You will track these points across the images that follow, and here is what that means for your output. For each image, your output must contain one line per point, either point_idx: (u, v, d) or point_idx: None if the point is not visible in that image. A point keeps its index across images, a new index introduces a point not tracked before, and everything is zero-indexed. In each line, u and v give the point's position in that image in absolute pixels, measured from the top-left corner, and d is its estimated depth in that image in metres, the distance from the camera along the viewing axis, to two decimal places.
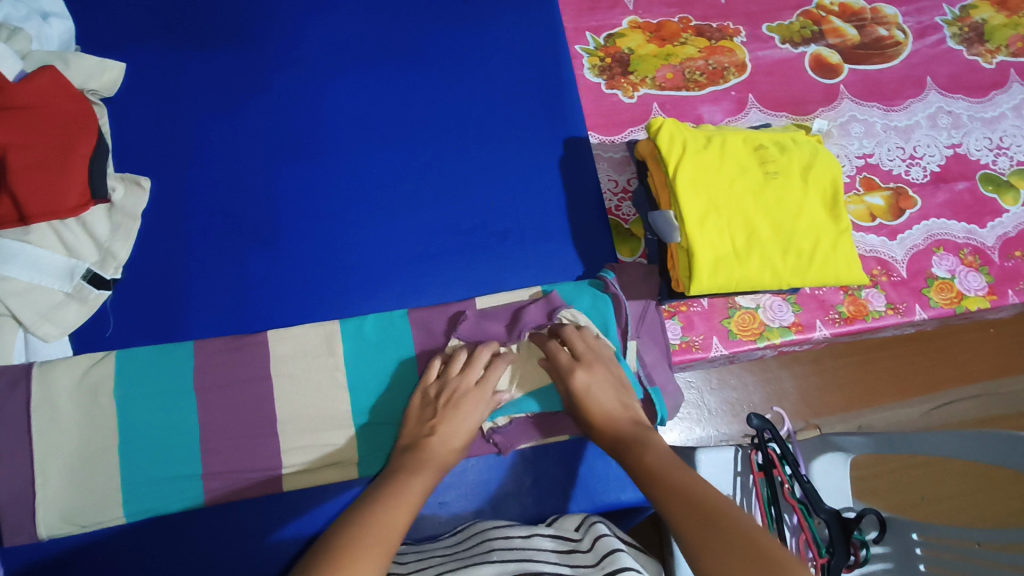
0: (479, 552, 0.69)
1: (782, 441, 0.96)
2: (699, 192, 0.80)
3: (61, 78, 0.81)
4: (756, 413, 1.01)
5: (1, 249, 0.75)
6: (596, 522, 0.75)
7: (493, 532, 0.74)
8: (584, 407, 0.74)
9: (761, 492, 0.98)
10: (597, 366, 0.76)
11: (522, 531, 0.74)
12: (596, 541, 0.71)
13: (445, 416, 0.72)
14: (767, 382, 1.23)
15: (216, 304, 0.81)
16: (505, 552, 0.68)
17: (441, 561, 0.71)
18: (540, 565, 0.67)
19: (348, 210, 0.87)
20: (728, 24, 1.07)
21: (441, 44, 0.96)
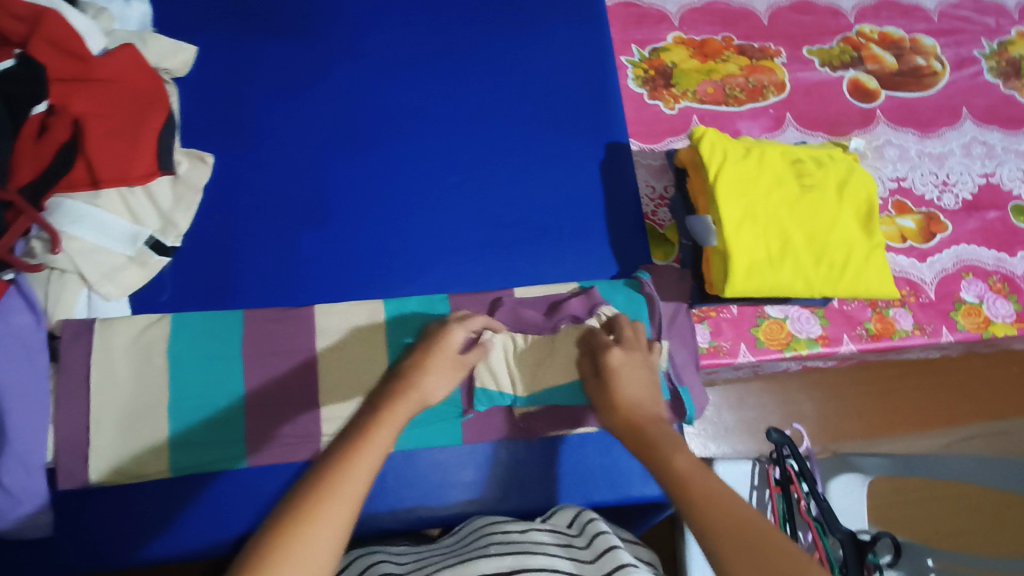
0: (478, 549, 0.71)
1: (799, 458, 1.03)
2: (738, 199, 0.82)
3: (139, 56, 0.87)
4: (776, 429, 1.07)
5: (72, 211, 0.80)
6: (589, 520, 0.76)
7: (490, 530, 0.76)
8: (616, 383, 0.72)
9: (778, 507, 1.06)
10: (627, 356, 0.75)
11: (517, 528, 0.76)
12: (592, 538, 0.73)
13: (420, 361, 0.72)
14: (786, 402, 1.24)
15: (266, 277, 0.86)
16: (501, 547, 0.70)
17: (440, 559, 0.74)
18: (538, 557, 0.69)
19: (396, 198, 0.91)
20: (769, 44, 1.10)
21: (493, 48, 1.00)
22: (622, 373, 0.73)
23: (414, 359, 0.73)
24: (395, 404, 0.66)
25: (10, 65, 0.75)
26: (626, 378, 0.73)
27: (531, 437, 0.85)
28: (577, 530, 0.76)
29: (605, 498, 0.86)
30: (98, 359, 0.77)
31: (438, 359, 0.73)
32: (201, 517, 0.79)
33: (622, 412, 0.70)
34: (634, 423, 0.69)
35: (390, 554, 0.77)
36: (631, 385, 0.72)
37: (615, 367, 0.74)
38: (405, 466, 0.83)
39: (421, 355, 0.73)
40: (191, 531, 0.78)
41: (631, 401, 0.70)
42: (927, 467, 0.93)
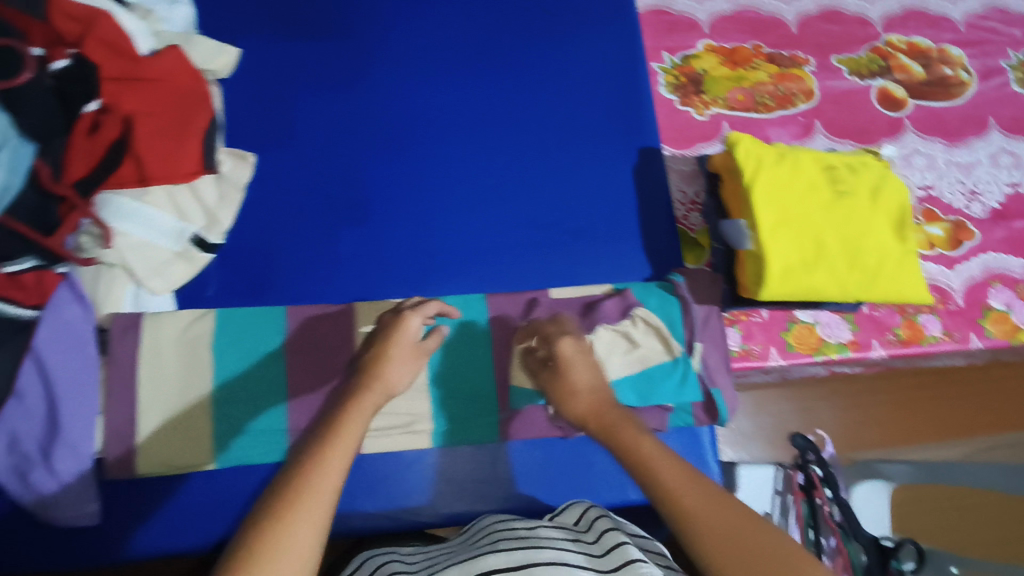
0: (486, 546, 0.69)
1: (824, 464, 1.03)
2: (774, 204, 0.82)
3: (185, 58, 0.88)
4: (798, 434, 1.07)
5: (120, 207, 0.81)
6: (599, 517, 0.73)
7: (501, 528, 0.73)
8: (568, 371, 0.74)
9: (801, 511, 1.06)
10: (579, 344, 0.76)
11: (527, 527, 0.73)
12: (601, 533, 0.70)
13: (379, 351, 0.71)
14: (806, 410, 1.23)
15: (307, 275, 0.88)
16: (507, 545, 0.67)
17: (448, 557, 0.71)
18: (547, 550, 0.66)
19: (433, 200, 0.93)
20: (798, 53, 1.12)
21: (527, 53, 1.01)
22: (576, 360, 0.74)
23: (372, 349, 0.72)
24: (359, 395, 0.66)
25: (64, 65, 0.79)
26: (580, 365, 0.74)
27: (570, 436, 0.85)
28: (587, 527, 0.73)
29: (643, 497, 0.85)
30: (147, 351, 0.79)
31: (397, 349, 0.71)
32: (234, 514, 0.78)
33: (582, 406, 0.71)
34: (600, 415, 0.70)
35: (401, 553, 0.75)
36: (587, 371, 0.73)
37: (569, 355, 0.75)
38: (442, 462, 0.84)
39: (379, 345, 0.72)
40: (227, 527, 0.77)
41: (587, 386, 0.72)
42: (947, 474, 0.94)
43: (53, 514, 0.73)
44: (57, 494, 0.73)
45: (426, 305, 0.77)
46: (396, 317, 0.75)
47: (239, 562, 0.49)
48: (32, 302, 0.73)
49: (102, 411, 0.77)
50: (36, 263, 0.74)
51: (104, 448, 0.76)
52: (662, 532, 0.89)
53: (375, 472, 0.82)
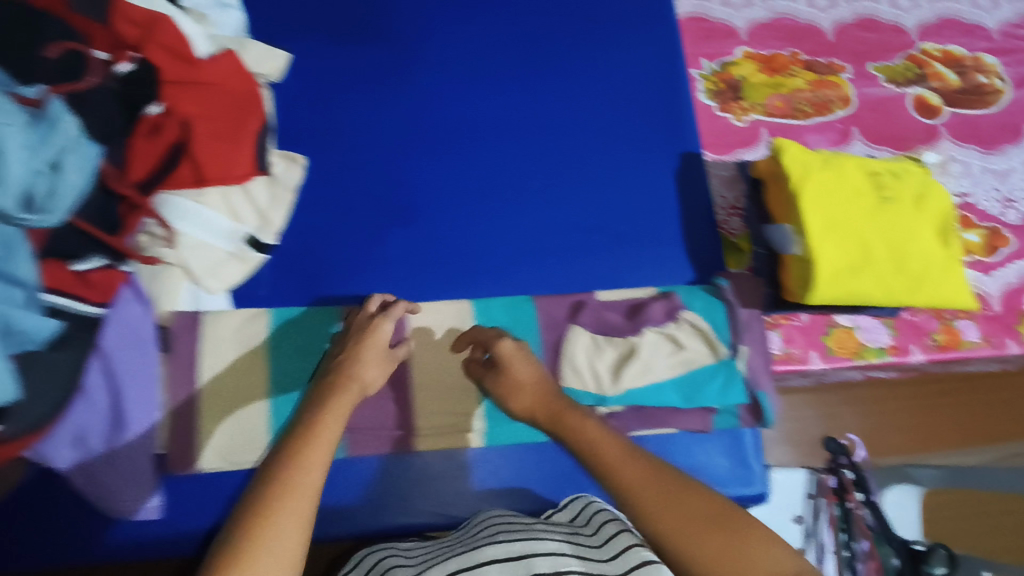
0: (486, 537, 0.69)
1: (857, 468, 1.04)
2: (820, 209, 0.84)
3: (238, 61, 0.90)
4: (831, 438, 1.09)
5: (177, 207, 0.83)
6: (595, 511, 0.74)
7: (497, 522, 0.74)
8: (512, 370, 0.80)
9: (834, 514, 1.09)
10: (518, 345, 0.82)
11: (525, 522, 0.74)
12: (599, 525, 0.71)
13: (351, 353, 0.78)
14: (829, 415, 1.24)
15: (358, 275, 0.91)
16: (509, 535, 0.68)
17: (445, 549, 0.71)
18: (546, 541, 0.67)
19: (479, 204, 0.95)
20: (835, 60, 1.13)
21: (569, 59, 1.03)
22: (516, 358, 0.80)
23: (343, 351, 0.79)
24: (331, 388, 0.73)
25: (128, 68, 0.81)
26: (521, 361, 0.80)
27: None
28: (584, 520, 0.74)
29: None
30: (209, 351, 0.83)
31: (368, 351, 0.79)
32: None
33: (523, 403, 0.80)
34: (546, 407, 0.77)
35: (399, 549, 0.75)
36: (528, 368, 0.80)
37: (512, 353, 0.81)
38: (486, 460, 0.87)
39: (351, 345, 0.79)
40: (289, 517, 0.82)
41: (533, 380, 0.79)
42: (969, 477, 0.95)
43: (118, 507, 0.77)
44: (122, 487, 0.77)
45: (386, 309, 0.83)
46: (364, 322, 0.81)
47: (241, 533, 0.55)
48: (99, 300, 0.75)
49: (166, 408, 0.81)
50: (105, 262, 0.76)
51: (167, 446, 0.80)
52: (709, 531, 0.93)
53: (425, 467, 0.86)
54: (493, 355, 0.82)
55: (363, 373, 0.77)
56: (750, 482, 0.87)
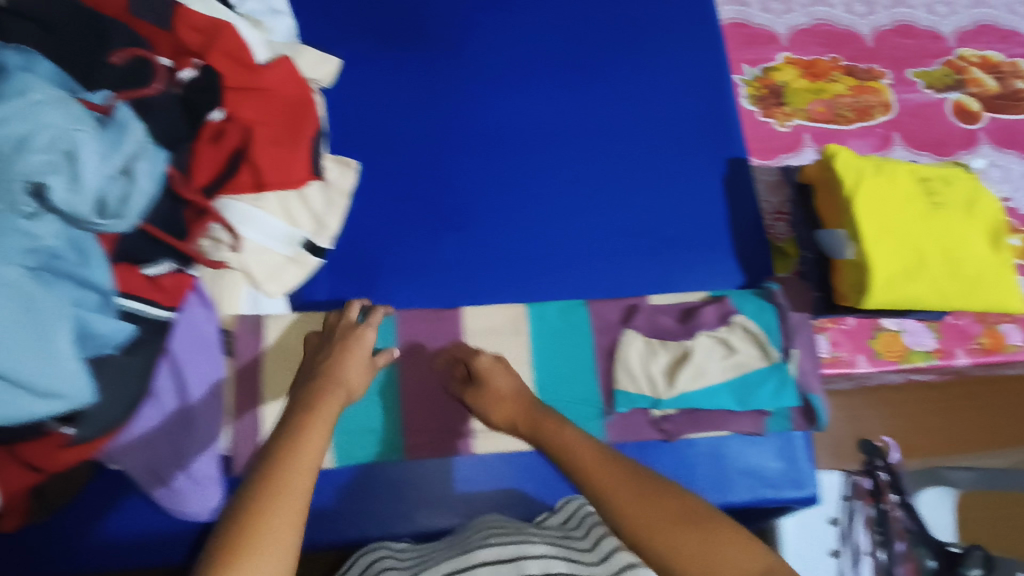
0: (480, 539, 0.75)
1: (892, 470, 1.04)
2: (874, 214, 0.85)
3: (293, 67, 0.91)
4: (867, 440, 1.09)
5: (239, 212, 0.84)
6: (586, 514, 0.79)
7: (491, 523, 0.79)
8: (491, 383, 0.80)
9: (869, 516, 1.08)
10: (495, 360, 0.82)
11: (516, 525, 0.79)
12: (590, 531, 0.77)
13: (333, 361, 0.76)
14: (865, 417, 1.25)
15: (411, 280, 0.92)
16: (502, 537, 0.74)
17: (442, 549, 0.77)
18: (536, 545, 0.73)
19: (529, 208, 0.96)
20: (875, 66, 1.14)
21: (615, 64, 1.04)
22: (492, 371, 0.80)
23: (326, 358, 0.77)
24: (312, 390, 0.71)
25: (191, 75, 0.82)
26: (499, 374, 0.80)
27: (673, 439, 0.87)
28: (574, 522, 0.80)
29: (744, 499, 0.87)
30: (275, 355, 0.87)
31: (352, 360, 0.77)
32: (356, 504, 0.84)
33: (501, 413, 0.77)
34: (525, 413, 0.75)
35: (393, 549, 0.80)
36: (506, 379, 0.79)
37: (488, 366, 0.81)
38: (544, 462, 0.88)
39: (335, 354, 0.77)
40: (352, 515, 0.84)
41: (509, 392, 0.78)
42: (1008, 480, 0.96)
43: (187, 511, 0.79)
44: (192, 491, 0.78)
45: (368, 318, 0.82)
46: (347, 331, 0.80)
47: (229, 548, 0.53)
48: (170, 303, 0.77)
49: (233, 410, 0.85)
50: (174, 266, 0.78)
51: (232, 447, 0.84)
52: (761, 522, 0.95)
53: (482, 468, 0.87)
54: (473, 369, 0.82)
55: (348, 377, 0.75)
56: (802, 484, 0.88)
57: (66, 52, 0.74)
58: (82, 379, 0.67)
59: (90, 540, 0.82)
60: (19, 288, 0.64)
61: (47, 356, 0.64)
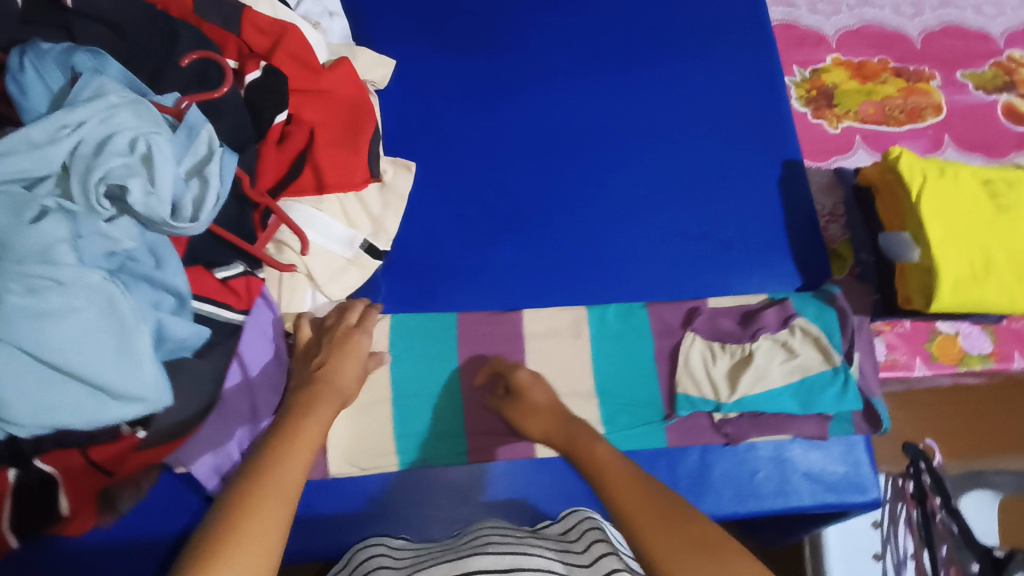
0: (475, 547, 0.68)
1: (936, 474, 1.03)
2: (940, 218, 0.84)
3: (353, 68, 0.90)
4: (910, 443, 1.08)
5: (301, 215, 0.85)
6: (588, 526, 0.73)
7: (490, 531, 0.73)
8: (527, 396, 0.82)
9: (915, 520, 1.07)
10: (533, 374, 0.84)
11: (515, 535, 0.73)
12: (589, 543, 0.70)
13: (328, 368, 0.76)
14: (909, 420, 1.25)
15: (468, 282, 0.91)
16: (498, 545, 0.67)
17: (434, 555, 0.71)
18: (532, 559, 0.66)
19: (584, 210, 0.95)
20: (924, 67, 1.13)
21: (667, 65, 1.03)
22: (531, 383, 0.83)
23: (318, 362, 0.77)
24: (309, 405, 0.71)
25: (256, 77, 0.81)
26: (538, 386, 0.82)
27: (734, 443, 0.86)
28: (576, 535, 0.73)
29: (810, 503, 0.86)
30: None
31: (346, 365, 0.78)
32: (420, 509, 0.84)
33: (540, 428, 0.79)
34: (562, 429, 0.77)
35: (390, 547, 0.76)
36: (542, 391, 0.82)
37: (525, 377, 0.83)
38: None
39: (330, 357, 0.78)
40: (418, 522, 0.83)
41: (546, 403, 0.80)
42: None
43: None
44: None
45: (362, 322, 0.82)
46: (341, 335, 0.80)
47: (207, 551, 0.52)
48: (242, 306, 0.77)
49: None
50: (244, 268, 0.78)
51: None
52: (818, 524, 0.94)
53: (549, 477, 0.85)
54: (511, 383, 0.83)
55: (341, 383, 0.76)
56: (865, 489, 0.87)
57: (138, 56, 0.77)
58: (158, 382, 0.66)
59: (157, 544, 0.82)
60: (98, 287, 0.64)
61: (123, 357, 0.64)
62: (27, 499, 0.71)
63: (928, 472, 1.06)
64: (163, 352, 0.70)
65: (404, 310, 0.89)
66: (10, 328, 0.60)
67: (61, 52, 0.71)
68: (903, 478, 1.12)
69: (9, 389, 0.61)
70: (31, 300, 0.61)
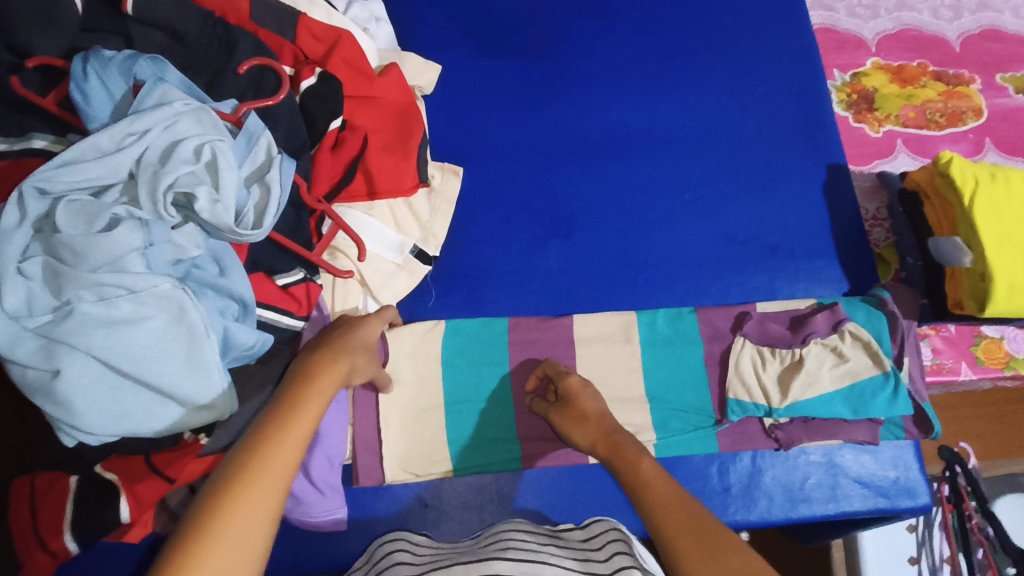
0: (491, 550, 0.63)
1: (971, 480, 1.00)
2: (993, 222, 0.84)
3: (401, 75, 0.91)
4: (944, 445, 1.05)
5: (354, 220, 0.85)
6: (613, 535, 0.68)
7: (509, 534, 0.68)
8: (577, 401, 0.77)
9: (952, 523, 1.06)
10: (584, 381, 0.80)
11: (538, 540, 0.68)
12: (612, 554, 0.64)
13: (332, 347, 0.69)
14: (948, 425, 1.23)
15: (515, 287, 0.92)
16: (519, 550, 0.62)
17: (449, 557, 0.65)
18: (550, 569, 0.60)
19: (629, 214, 0.96)
20: (964, 71, 1.13)
21: (710, 69, 1.04)
22: (582, 390, 0.79)
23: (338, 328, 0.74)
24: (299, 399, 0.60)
25: (312, 83, 0.81)
26: (590, 393, 0.78)
27: (786, 448, 0.86)
28: (598, 545, 0.68)
29: (863, 507, 0.86)
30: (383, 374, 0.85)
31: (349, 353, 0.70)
32: (474, 515, 0.84)
33: (585, 436, 0.74)
34: (604, 438, 0.72)
35: (410, 543, 0.72)
36: (593, 399, 0.77)
37: (576, 381, 0.79)
38: None
39: (345, 327, 0.74)
40: (472, 526, 0.84)
41: (595, 412, 0.75)
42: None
43: (310, 519, 0.78)
44: (316, 500, 0.77)
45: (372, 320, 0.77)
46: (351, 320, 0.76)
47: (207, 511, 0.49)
48: (303, 313, 0.76)
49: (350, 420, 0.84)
50: (303, 274, 0.77)
51: (353, 456, 0.83)
52: (864, 528, 0.94)
53: (602, 483, 0.85)
54: (561, 389, 0.80)
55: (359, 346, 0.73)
56: (915, 494, 0.87)
57: (196, 63, 0.79)
58: (226, 389, 0.66)
59: None
60: (167, 296, 0.64)
61: (192, 365, 0.64)
62: (89, 502, 0.70)
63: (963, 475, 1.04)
64: (230, 359, 0.70)
65: (454, 316, 0.90)
66: (82, 337, 0.60)
67: (124, 59, 0.72)
68: (938, 479, 1.10)
69: (80, 398, 0.61)
70: (103, 308, 0.61)
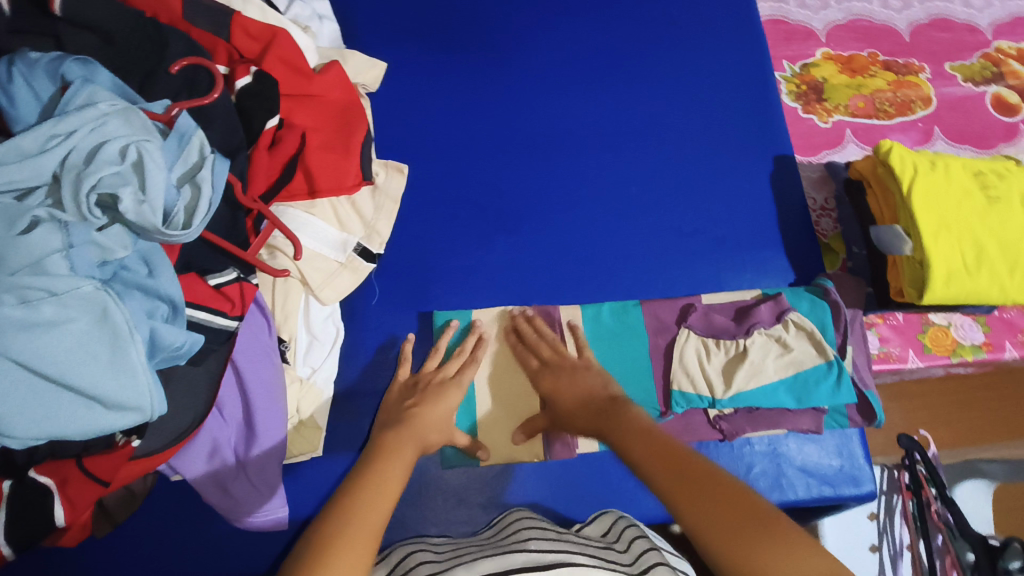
0: (514, 543, 0.67)
1: (930, 465, 1.01)
2: (931, 209, 0.85)
3: (343, 72, 0.91)
4: (905, 433, 1.06)
5: (294, 219, 0.85)
6: (631, 528, 0.73)
7: (525, 526, 0.72)
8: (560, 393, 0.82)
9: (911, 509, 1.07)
10: (557, 375, 0.84)
11: (557, 530, 0.73)
12: (630, 542, 0.70)
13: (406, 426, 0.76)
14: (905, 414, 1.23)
15: (458, 283, 0.92)
16: (542, 542, 0.67)
17: (473, 550, 0.69)
18: (577, 555, 0.66)
19: (575, 207, 0.96)
20: (913, 60, 1.13)
21: (657, 61, 1.04)
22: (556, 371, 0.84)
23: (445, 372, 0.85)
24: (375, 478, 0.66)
25: (247, 82, 0.81)
26: (567, 381, 0.83)
27: (730, 439, 0.86)
28: (615, 536, 0.73)
29: (806, 496, 0.86)
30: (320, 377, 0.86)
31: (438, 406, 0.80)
32: (417, 513, 0.84)
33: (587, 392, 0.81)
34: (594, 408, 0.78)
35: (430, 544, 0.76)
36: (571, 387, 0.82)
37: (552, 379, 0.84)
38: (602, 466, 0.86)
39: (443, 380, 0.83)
40: (416, 524, 0.83)
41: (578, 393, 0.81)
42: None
43: (249, 519, 0.80)
44: (254, 498, 0.80)
45: (459, 360, 0.86)
46: (440, 382, 0.83)
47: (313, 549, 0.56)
48: (237, 313, 0.75)
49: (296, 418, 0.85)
50: (237, 274, 0.77)
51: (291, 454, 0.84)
52: (811, 517, 0.95)
53: (546, 478, 0.85)
54: (553, 363, 0.85)
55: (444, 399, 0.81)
56: (859, 482, 0.87)
57: (125, 64, 0.77)
58: (154, 391, 0.65)
59: (163, 551, 0.83)
60: (89, 298, 0.64)
61: (117, 369, 0.63)
62: (24, 513, 0.68)
63: (923, 463, 1.05)
64: (157, 361, 0.69)
65: (400, 314, 0.91)
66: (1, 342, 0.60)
67: (50, 62, 0.71)
68: (900, 469, 1.11)
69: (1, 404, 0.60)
70: (23, 311, 0.60)
